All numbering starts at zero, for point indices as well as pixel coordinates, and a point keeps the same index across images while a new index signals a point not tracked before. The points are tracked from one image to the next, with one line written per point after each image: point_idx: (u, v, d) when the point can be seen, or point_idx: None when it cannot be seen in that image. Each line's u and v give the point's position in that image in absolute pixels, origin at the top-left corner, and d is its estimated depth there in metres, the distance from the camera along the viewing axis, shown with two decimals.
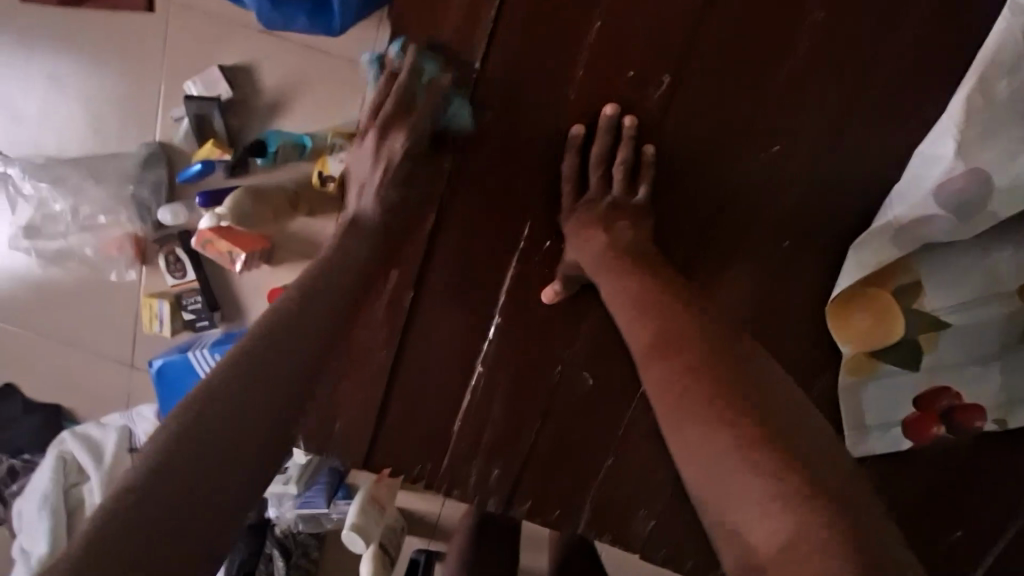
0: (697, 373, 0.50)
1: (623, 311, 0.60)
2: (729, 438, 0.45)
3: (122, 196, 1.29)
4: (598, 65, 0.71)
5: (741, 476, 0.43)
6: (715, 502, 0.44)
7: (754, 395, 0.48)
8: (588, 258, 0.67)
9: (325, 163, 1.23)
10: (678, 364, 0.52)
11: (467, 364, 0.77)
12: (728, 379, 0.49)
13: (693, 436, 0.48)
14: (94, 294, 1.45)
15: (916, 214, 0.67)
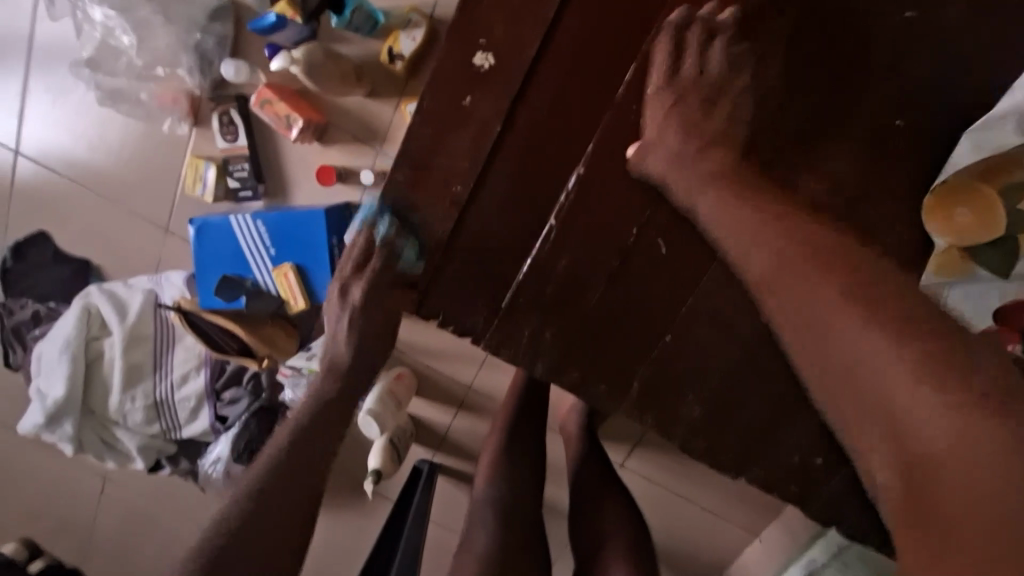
0: (828, 283, 0.58)
1: (745, 233, 0.65)
2: (874, 335, 0.53)
3: (186, 42, 1.27)
4: None
5: (886, 366, 0.51)
6: (867, 404, 0.53)
7: (883, 296, 0.55)
8: (695, 173, 0.68)
9: (396, 38, 1.20)
10: (809, 269, 0.59)
11: (538, 216, 0.74)
12: (860, 284, 0.56)
13: (830, 354, 0.56)
14: (140, 148, 1.43)
15: None
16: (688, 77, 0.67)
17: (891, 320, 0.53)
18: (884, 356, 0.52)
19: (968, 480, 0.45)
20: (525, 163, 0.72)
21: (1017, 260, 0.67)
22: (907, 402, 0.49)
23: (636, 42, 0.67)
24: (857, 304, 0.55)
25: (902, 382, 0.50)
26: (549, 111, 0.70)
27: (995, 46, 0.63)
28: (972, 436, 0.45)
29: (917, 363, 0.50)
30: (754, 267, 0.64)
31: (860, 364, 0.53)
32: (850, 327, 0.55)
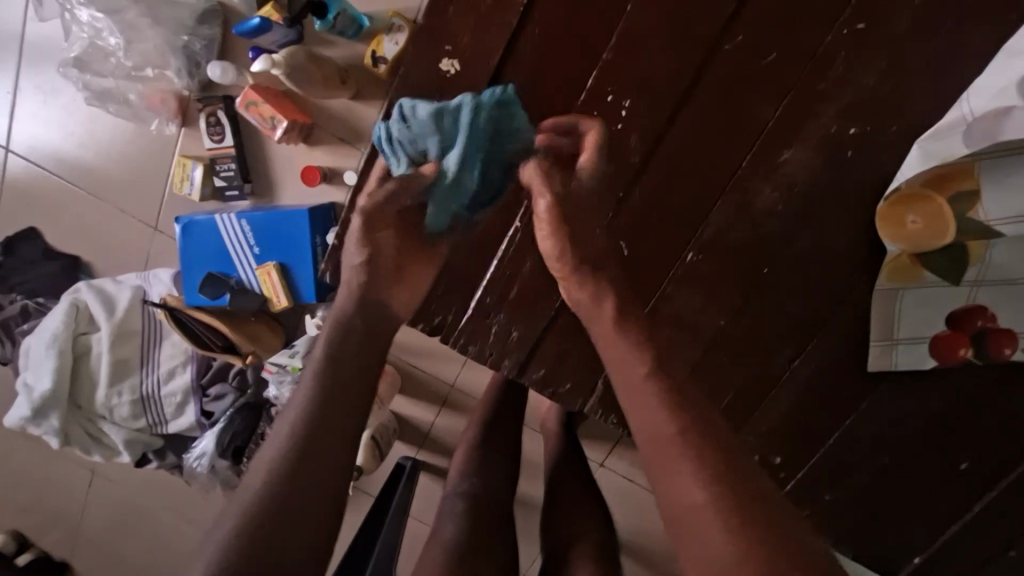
0: (653, 370, 0.61)
1: (624, 386, 0.61)
2: (677, 418, 0.57)
3: (173, 42, 1.29)
4: None
5: (669, 444, 0.56)
6: None
7: (683, 387, 0.60)
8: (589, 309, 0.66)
9: (380, 43, 1.22)
10: (643, 356, 0.62)
11: (505, 220, 0.77)
12: (676, 376, 0.60)
13: (685, 523, 0.53)
14: (128, 146, 1.46)
15: (997, 104, 0.59)
16: (648, 84, 0.68)
17: (683, 408, 0.58)
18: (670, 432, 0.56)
19: (710, 549, 0.50)
20: None
21: (965, 268, 0.68)
22: (686, 486, 0.54)
23: (597, 48, 0.68)
24: (666, 394, 0.59)
25: (677, 461, 0.55)
26: None
27: (951, 58, 0.63)
28: (717, 516, 0.50)
29: (694, 448, 0.55)
30: (638, 428, 0.59)
31: (652, 436, 0.57)
32: (654, 409, 0.58)
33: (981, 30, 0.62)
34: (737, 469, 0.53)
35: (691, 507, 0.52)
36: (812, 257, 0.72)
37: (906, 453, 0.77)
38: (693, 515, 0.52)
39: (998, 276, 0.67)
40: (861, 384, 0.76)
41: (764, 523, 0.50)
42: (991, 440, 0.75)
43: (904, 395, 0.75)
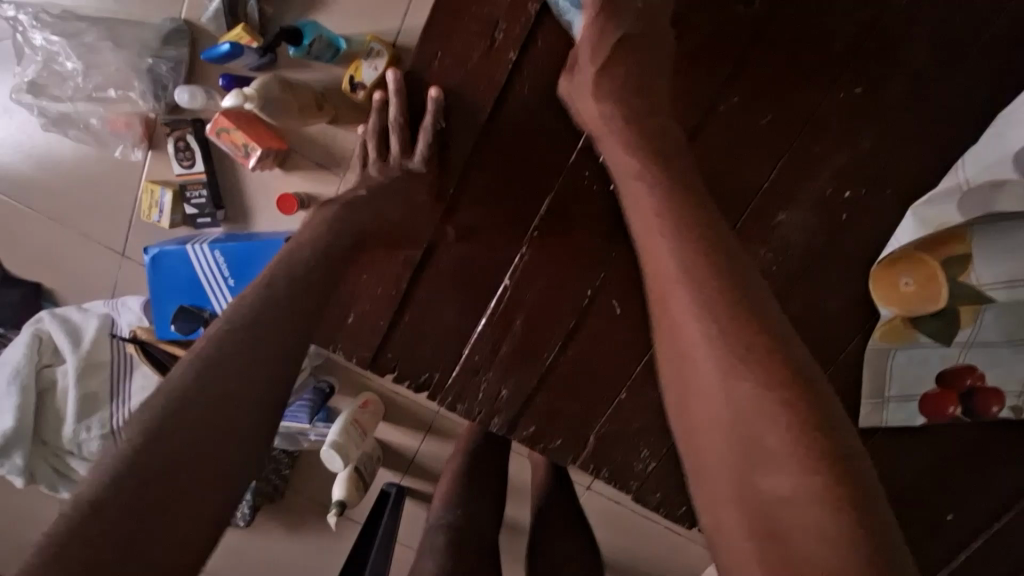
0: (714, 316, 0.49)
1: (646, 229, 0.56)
2: (743, 386, 0.47)
3: (138, 66, 1.23)
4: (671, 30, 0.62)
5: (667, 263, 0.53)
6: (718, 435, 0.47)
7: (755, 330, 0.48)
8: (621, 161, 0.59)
9: (357, 67, 1.17)
10: (711, 295, 0.50)
11: (494, 277, 0.75)
12: (739, 314, 0.49)
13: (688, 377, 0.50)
14: (90, 170, 1.38)
15: (988, 181, 0.59)
16: None
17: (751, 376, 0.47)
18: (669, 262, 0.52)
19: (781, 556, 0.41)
20: (483, 231, 0.73)
21: (958, 331, 0.67)
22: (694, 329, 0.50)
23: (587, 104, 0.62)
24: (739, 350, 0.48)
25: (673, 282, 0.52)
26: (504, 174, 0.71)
27: (945, 126, 0.62)
28: (821, 514, 0.41)
29: (766, 414, 0.45)
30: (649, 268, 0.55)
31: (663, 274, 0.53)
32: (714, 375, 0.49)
33: (972, 100, 0.61)
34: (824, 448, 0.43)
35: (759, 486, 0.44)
36: (806, 318, 0.71)
37: (899, 503, 0.77)
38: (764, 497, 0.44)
39: (988, 338, 0.67)
40: None
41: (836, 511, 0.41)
42: (977, 487, 0.75)
43: (895, 449, 0.75)
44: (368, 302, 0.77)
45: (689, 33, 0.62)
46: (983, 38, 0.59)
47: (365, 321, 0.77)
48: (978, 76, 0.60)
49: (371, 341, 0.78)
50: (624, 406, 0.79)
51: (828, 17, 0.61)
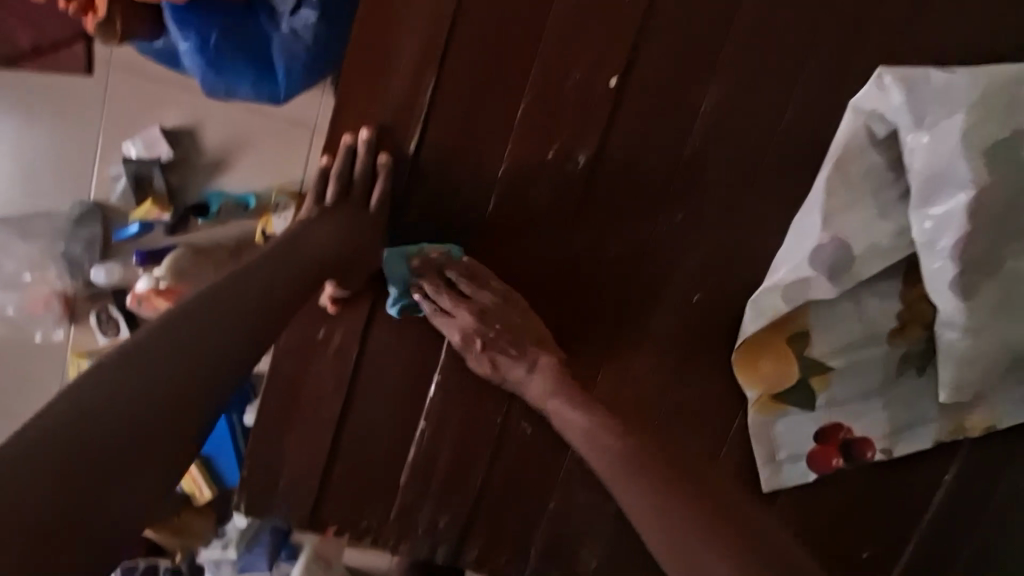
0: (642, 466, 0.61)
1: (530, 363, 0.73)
2: (682, 505, 0.57)
3: (53, 251, 1.28)
4: (519, 193, 0.73)
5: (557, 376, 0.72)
6: (646, 512, 0.58)
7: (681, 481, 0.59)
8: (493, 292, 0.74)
9: (268, 221, 1.25)
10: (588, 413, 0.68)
11: (413, 418, 0.80)
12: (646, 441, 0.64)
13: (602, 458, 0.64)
14: (7, 356, 1.35)
15: (799, 275, 0.69)
16: (511, 290, 0.76)
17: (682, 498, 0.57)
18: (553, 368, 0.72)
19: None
20: (396, 382, 0.79)
21: (816, 396, 0.77)
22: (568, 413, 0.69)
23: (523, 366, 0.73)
24: (641, 495, 0.59)
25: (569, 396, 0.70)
26: (402, 331, 0.77)
27: (759, 234, 0.74)
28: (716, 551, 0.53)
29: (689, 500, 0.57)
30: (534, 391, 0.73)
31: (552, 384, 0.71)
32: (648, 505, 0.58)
33: (774, 210, 0.73)
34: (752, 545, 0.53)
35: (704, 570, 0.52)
36: (693, 405, 0.79)
37: (825, 554, 0.83)
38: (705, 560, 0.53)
39: (844, 397, 0.77)
40: (766, 506, 0.82)
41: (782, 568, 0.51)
42: (881, 523, 0.82)
43: (805, 506, 0.82)
44: (299, 462, 0.80)
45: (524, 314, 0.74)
46: (768, 162, 0.72)
47: (298, 478, 0.81)
48: (773, 191, 0.73)
49: (308, 496, 0.81)
50: (558, 514, 0.83)
51: (647, 160, 0.72)
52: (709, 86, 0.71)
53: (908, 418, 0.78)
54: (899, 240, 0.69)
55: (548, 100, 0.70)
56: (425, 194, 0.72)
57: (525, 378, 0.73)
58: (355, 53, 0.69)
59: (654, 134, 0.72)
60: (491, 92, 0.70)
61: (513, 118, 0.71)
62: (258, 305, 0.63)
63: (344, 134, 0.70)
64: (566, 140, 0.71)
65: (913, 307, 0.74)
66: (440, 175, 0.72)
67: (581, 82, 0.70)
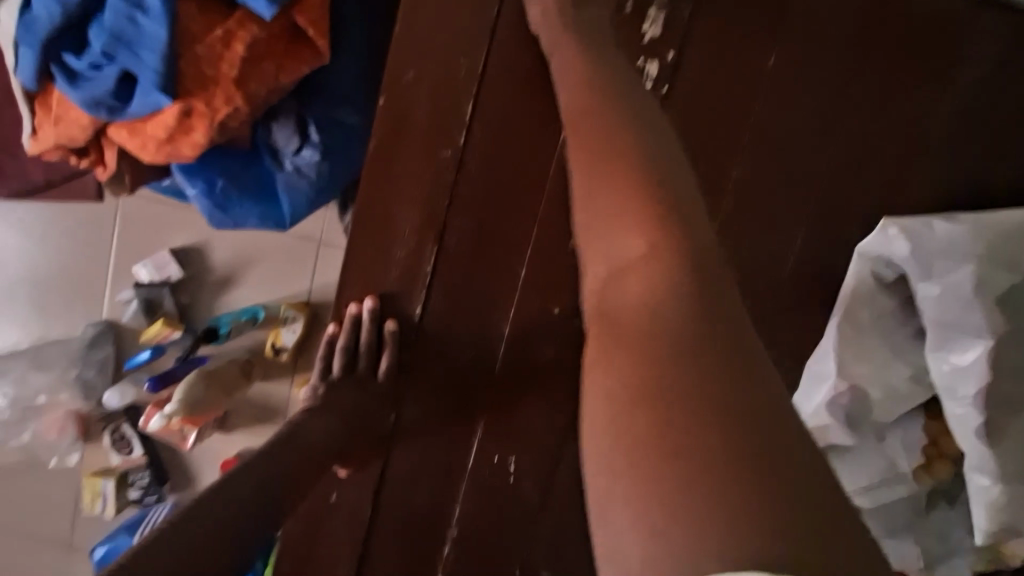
0: (645, 160, 0.46)
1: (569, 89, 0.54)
2: (682, 349, 0.37)
3: (66, 377, 1.29)
4: (525, 347, 0.72)
5: (585, 101, 0.51)
6: (616, 302, 0.42)
7: (688, 198, 0.44)
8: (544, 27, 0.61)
9: (278, 334, 1.25)
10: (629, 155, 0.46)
11: (430, 573, 0.78)
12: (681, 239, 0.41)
13: (609, 196, 0.45)
14: (23, 480, 1.35)
15: (817, 424, 0.67)
16: (523, 442, 0.75)
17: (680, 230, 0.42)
18: (585, 95, 0.52)
19: (656, 470, 0.34)
20: (412, 539, 0.77)
21: None
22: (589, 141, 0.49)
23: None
24: (635, 170, 0.45)
25: (591, 126, 0.49)
26: (414, 489, 0.76)
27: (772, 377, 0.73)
28: (684, 397, 0.36)
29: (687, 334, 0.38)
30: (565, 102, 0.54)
31: (574, 109, 0.52)
32: (612, 207, 0.45)
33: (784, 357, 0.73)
34: (745, 359, 0.37)
35: (650, 334, 0.39)
36: None
37: None
38: (636, 317, 0.40)
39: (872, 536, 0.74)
40: None
41: (752, 404, 0.35)
42: None
43: None
44: None
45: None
46: (777, 308, 0.72)
47: None
48: (781, 337, 0.72)
49: None
50: None
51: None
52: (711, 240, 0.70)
53: (940, 553, 0.75)
54: (920, 383, 0.66)
55: (549, 259, 0.71)
56: (431, 354, 0.72)
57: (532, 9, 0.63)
58: (358, 225, 0.69)
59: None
60: (494, 259, 0.71)
61: (515, 280, 0.71)
62: (264, 484, 0.64)
63: (350, 302, 0.70)
64: (568, 297, 0.71)
65: (934, 443, 0.72)
66: (445, 336, 0.72)
67: (582, 241, 0.70)
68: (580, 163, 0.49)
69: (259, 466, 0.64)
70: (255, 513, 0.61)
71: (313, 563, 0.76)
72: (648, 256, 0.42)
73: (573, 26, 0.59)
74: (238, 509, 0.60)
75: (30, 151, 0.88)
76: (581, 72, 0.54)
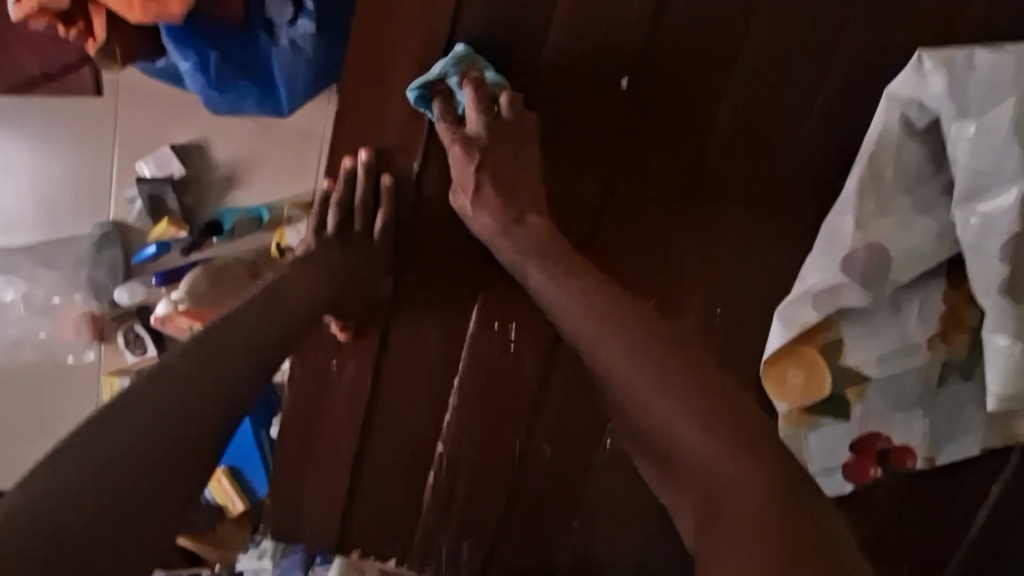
0: (647, 372, 0.53)
1: (570, 310, 0.59)
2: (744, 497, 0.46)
3: (77, 278, 1.30)
4: None
5: (593, 322, 0.57)
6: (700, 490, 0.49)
7: (703, 395, 0.51)
8: (493, 219, 0.64)
9: (282, 233, 1.24)
10: (637, 362, 0.54)
11: (432, 441, 0.78)
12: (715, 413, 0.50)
13: (651, 420, 0.53)
14: (40, 381, 1.37)
15: (830, 282, 0.65)
16: (524, 309, 0.73)
17: (714, 418, 0.50)
18: (584, 313, 0.58)
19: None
20: (414, 407, 0.77)
21: (851, 408, 0.73)
22: (611, 357, 0.56)
23: (482, 210, 0.65)
24: (658, 385, 0.53)
25: (614, 359, 0.56)
26: (415, 356, 0.75)
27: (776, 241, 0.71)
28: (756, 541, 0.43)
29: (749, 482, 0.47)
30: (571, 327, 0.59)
31: (585, 336, 0.58)
32: (675, 420, 0.51)
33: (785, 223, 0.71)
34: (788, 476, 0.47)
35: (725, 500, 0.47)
36: None
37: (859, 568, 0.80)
38: (728, 500, 0.46)
39: (880, 410, 0.73)
40: None
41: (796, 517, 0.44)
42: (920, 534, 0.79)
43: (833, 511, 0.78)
44: (321, 489, 0.79)
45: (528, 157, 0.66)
46: None
47: (319, 506, 0.80)
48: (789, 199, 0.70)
49: (331, 520, 0.81)
50: (581, 532, 0.81)
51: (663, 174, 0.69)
52: (728, 96, 0.69)
53: (947, 427, 0.74)
54: (940, 239, 0.64)
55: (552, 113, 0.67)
56: (430, 215, 0.70)
57: (471, 216, 0.65)
58: (352, 73, 0.65)
59: (663, 146, 0.70)
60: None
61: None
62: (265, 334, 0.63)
63: (343, 158, 0.67)
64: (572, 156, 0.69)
65: (951, 311, 0.69)
66: (445, 197, 0.69)
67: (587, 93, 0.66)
68: (622, 400, 0.55)
69: (257, 322, 0.64)
70: (246, 367, 0.60)
71: (316, 430, 0.77)
72: (701, 441, 0.49)
73: (505, 210, 0.64)
74: (228, 365, 0.59)
75: (15, 17, 0.84)
76: (570, 271, 0.61)
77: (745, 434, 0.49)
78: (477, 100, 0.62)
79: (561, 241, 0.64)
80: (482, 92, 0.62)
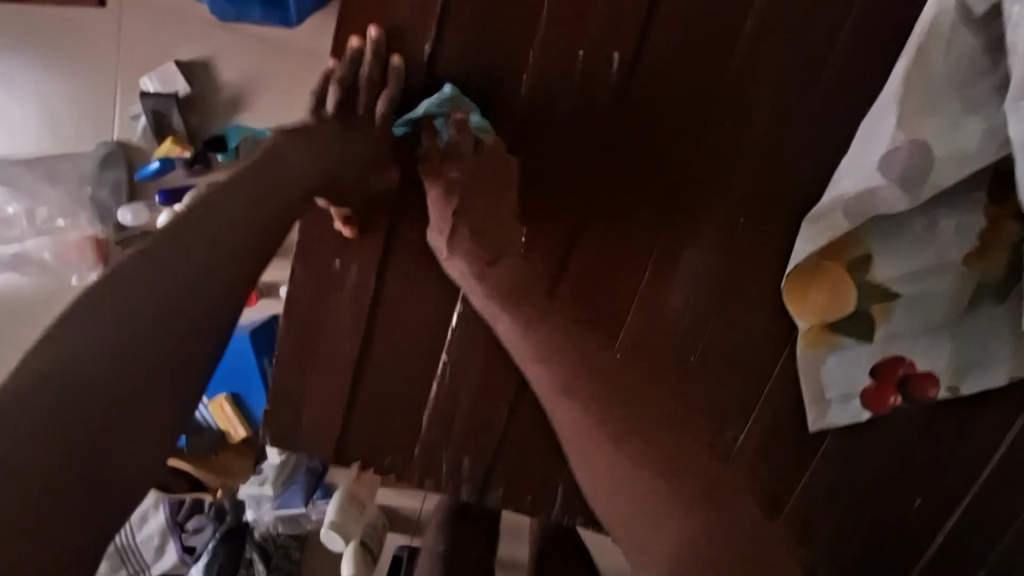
0: (597, 414, 0.52)
1: (534, 351, 0.59)
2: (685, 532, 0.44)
3: (81, 197, 1.28)
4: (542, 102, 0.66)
5: (553, 366, 0.56)
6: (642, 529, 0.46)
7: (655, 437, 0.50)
8: (469, 260, 0.65)
9: None
10: (587, 404, 0.53)
11: (435, 350, 0.76)
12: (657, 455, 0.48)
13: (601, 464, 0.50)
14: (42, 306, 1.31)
15: (865, 185, 0.61)
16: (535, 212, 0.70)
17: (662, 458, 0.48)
18: (544, 357, 0.57)
19: None
20: (418, 312, 0.74)
21: (875, 328, 0.69)
22: (568, 404, 0.54)
23: (458, 251, 0.66)
24: (606, 424, 0.51)
25: (567, 406, 0.54)
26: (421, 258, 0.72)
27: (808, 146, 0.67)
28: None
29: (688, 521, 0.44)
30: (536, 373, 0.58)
31: (547, 382, 0.56)
32: (620, 466, 0.49)
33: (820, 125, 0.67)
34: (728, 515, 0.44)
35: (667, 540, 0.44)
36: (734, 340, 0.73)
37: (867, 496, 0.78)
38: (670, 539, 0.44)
39: (904, 331, 0.69)
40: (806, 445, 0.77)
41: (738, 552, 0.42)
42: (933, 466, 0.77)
43: (845, 436, 0.76)
44: (323, 394, 0.78)
45: (502, 205, 0.68)
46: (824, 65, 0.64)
47: (321, 412, 0.79)
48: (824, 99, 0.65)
49: (332, 427, 0.79)
50: None
51: (690, 66, 0.65)
52: None
53: (975, 354, 0.70)
54: (989, 141, 0.59)
55: None
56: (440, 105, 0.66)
57: (447, 258, 0.67)
58: None
59: (698, 34, 0.64)
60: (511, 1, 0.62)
61: (535, 20, 0.63)
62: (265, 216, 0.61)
63: (350, 38, 0.63)
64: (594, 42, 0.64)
65: (990, 227, 0.65)
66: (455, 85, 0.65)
67: None
68: (575, 446, 0.53)
69: (257, 204, 0.61)
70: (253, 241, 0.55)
71: (318, 333, 0.75)
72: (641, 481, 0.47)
73: (484, 242, 0.66)
74: None
75: None
76: (533, 310, 0.61)
77: (693, 475, 0.47)
78: (461, 143, 0.64)
79: (530, 285, 0.64)
80: (465, 135, 0.64)
